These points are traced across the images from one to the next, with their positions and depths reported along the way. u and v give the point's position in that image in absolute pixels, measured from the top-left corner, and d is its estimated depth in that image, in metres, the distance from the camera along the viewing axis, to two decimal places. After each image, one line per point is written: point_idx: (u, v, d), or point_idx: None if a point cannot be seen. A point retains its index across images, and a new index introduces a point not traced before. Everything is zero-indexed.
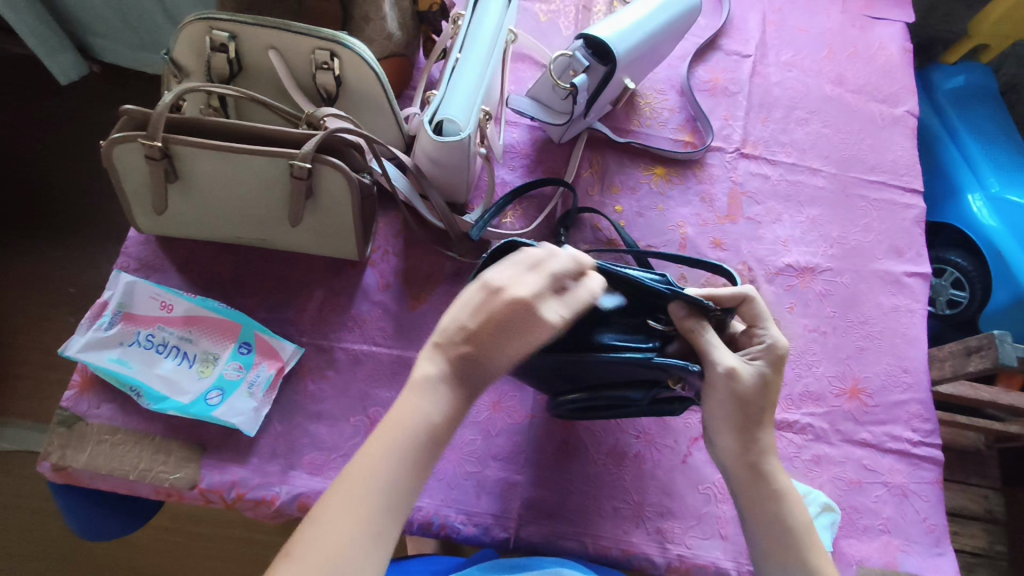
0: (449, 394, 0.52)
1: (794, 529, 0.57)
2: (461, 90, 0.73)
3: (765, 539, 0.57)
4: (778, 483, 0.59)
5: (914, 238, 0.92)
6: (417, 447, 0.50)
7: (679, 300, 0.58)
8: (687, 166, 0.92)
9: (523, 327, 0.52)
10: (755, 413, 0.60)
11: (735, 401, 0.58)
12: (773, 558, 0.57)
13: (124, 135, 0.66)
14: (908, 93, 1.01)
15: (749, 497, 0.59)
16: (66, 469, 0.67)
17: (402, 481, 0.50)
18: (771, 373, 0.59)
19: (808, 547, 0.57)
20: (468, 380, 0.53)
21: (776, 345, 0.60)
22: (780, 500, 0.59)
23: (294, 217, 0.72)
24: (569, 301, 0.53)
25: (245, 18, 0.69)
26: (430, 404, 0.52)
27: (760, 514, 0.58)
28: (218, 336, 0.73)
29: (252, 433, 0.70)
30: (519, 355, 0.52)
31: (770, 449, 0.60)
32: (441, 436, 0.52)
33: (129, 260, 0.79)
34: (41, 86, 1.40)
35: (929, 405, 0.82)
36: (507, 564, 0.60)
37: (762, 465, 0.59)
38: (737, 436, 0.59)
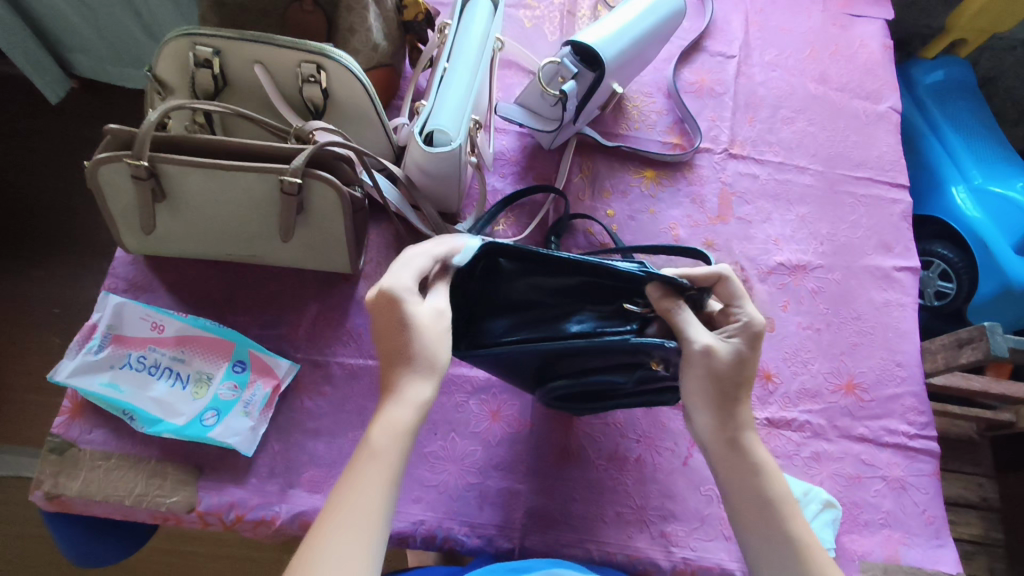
0: (395, 403, 0.53)
1: (770, 500, 0.57)
2: (450, 100, 0.73)
3: (742, 509, 0.58)
4: (756, 456, 0.59)
5: (902, 232, 0.93)
6: (394, 455, 0.51)
7: (655, 281, 0.58)
8: (677, 168, 0.92)
9: (386, 308, 0.54)
10: (731, 389, 0.59)
11: (712, 378, 0.58)
12: (750, 527, 0.57)
13: (110, 155, 0.65)
14: (890, 89, 1.03)
15: (728, 470, 0.59)
16: (58, 497, 0.66)
17: (366, 496, 0.49)
18: (747, 350, 0.59)
19: (787, 515, 0.57)
20: (405, 376, 0.53)
21: (752, 322, 0.59)
22: (759, 474, 0.58)
23: (285, 232, 0.71)
24: (406, 267, 0.54)
25: (229, 33, 0.68)
26: (384, 420, 0.52)
27: (737, 487, 0.59)
28: (211, 355, 0.72)
29: (249, 453, 0.69)
30: (404, 326, 0.53)
31: (747, 424, 0.60)
32: (400, 443, 0.52)
33: (117, 280, 0.77)
34: (17, 104, 1.38)
35: (923, 398, 0.83)
36: (506, 569, 0.59)
37: (740, 439, 0.60)
38: (714, 412, 0.59)
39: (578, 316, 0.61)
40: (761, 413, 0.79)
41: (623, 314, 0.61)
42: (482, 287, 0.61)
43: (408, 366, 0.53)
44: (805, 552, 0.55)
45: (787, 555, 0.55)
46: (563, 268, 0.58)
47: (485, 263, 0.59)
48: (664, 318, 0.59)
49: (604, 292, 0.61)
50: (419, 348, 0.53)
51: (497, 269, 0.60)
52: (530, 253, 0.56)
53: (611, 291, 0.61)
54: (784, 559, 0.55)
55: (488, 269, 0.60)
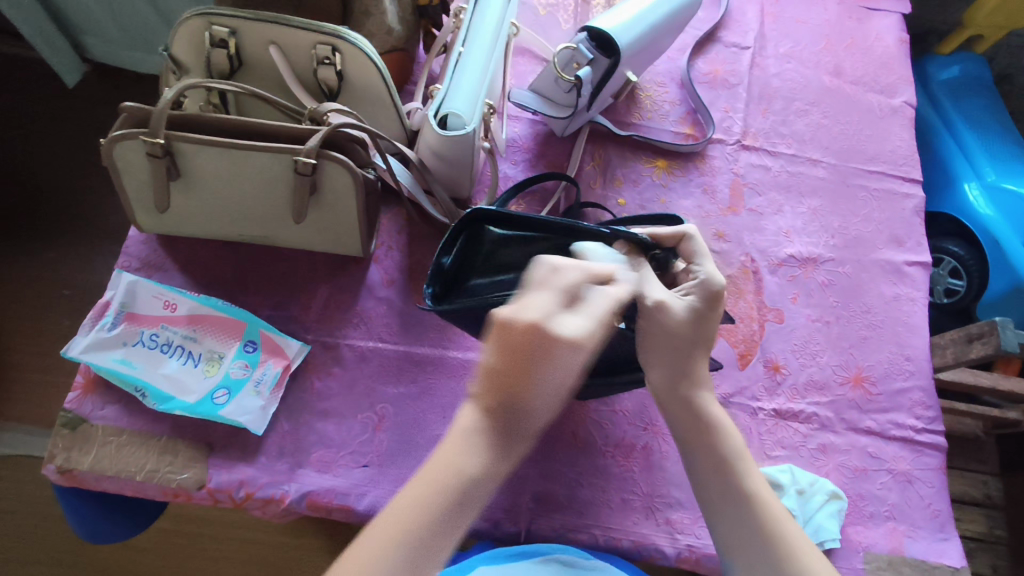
0: (501, 445, 0.49)
1: (727, 457, 0.57)
2: (466, 84, 0.73)
3: (697, 464, 0.58)
4: (710, 414, 0.59)
5: (913, 226, 0.92)
6: (461, 500, 0.47)
7: (619, 239, 0.60)
8: (689, 159, 0.92)
9: (552, 348, 0.48)
10: (686, 347, 0.58)
11: (665, 334, 0.57)
12: (703, 477, 0.57)
13: (125, 132, 0.65)
14: (905, 83, 1.02)
15: (684, 426, 0.59)
16: (70, 471, 0.66)
17: (446, 525, 0.47)
18: (703, 307, 0.57)
19: (742, 470, 0.57)
20: (521, 421, 0.49)
21: (710, 281, 0.58)
22: (712, 431, 0.58)
23: (297, 213, 0.72)
24: (583, 313, 0.51)
25: (246, 14, 0.68)
26: (471, 464, 0.48)
27: (693, 443, 0.58)
28: (222, 335, 0.73)
29: (259, 432, 0.69)
30: (553, 372, 0.48)
31: (703, 381, 0.60)
32: (482, 496, 0.49)
33: (131, 259, 0.78)
34: (30, 86, 1.39)
35: (931, 392, 0.83)
36: (510, 553, 0.60)
37: (694, 398, 0.59)
38: (668, 371, 0.58)
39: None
40: (769, 404, 0.79)
41: None
42: (463, 247, 0.66)
43: (531, 412, 0.49)
44: (759, 506, 0.55)
45: (740, 508, 0.55)
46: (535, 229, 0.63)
47: (469, 231, 0.65)
48: None
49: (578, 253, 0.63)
50: (547, 402, 0.49)
51: (479, 236, 0.65)
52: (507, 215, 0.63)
53: (582, 253, 0.63)
54: (742, 520, 0.54)
55: (473, 234, 0.66)
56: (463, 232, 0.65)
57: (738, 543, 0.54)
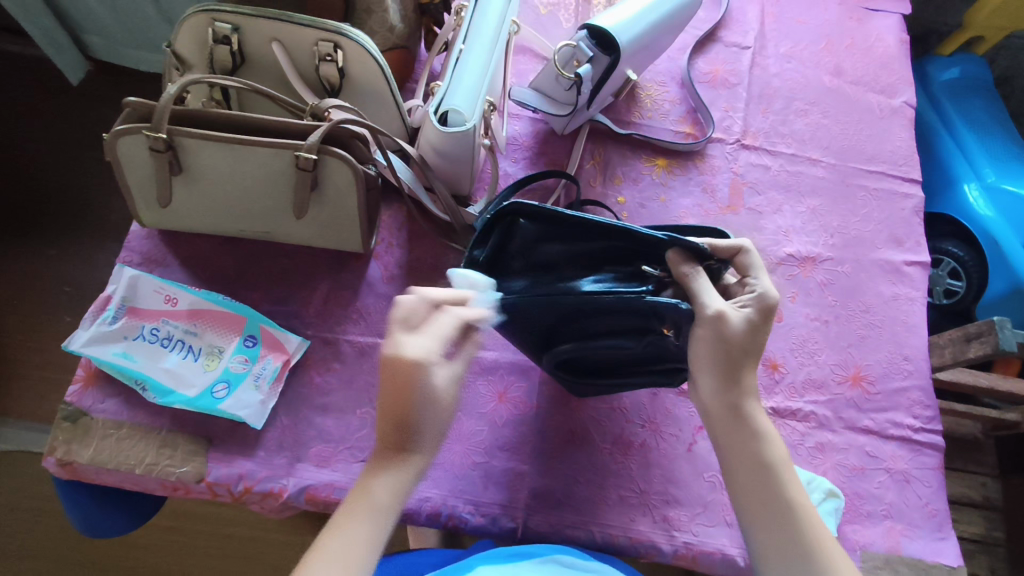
0: (407, 462, 0.54)
1: (770, 466, 0.57)
2: (466, 81, 0.73)
3: (737, 468, 0.58)
4: (758, 423, 0.59)
5: (913, 227, 0.93)
6: (373, 514, 0.51)
7: (675, 246, 0.58)
8: (689, 157, 0.92)
9: (404, 371, 0.52)
10: (739, 358, 0.58)
11: (721, 344, 0.57)
12: (744, 481, 0.57)
13: (128, 127, 0.65)
14: (905, 84, 1.02)
15: (728, 436, 0.59)
16: (70, 464, 0.67)
17: (361, 536, 0.50)
18: (759, 321, 0.57)
19: (784, 478, 0.56)
20: (421, 440, 0.54)
21: (766, 295, 0.58)
22: (759, 440, 0.58)
23: (299, 209, 0.72)
24: (429, 333, 0.54)
25: (248, 10, 0.69)
26: (378, 481, 0.53)
27: (735, 451, 0.58)
28: (223, 329, 0.73)
29: (259, 426, 0.70)
30: (416, 389, 0.52)
31: (751, 391, 0.60)
32: (394, 507, 0.52)
33: (132, 254, 0.78)
34: (34, 83, 1.39)
35: (929, 392, 0.83)
36: (508, 553, 0.59)
37: (742, 406, 0.59)
38: (718, 378, 0.58)
39: (596, 275, 0.61)
40: (767, 403, 0.79)
41: (640, 276, 0.61)
42: (502, 240, 0.65)
43: (428, 433, 0.54)
44: (798, 513, 0.55)
45: (781, 512, 0.55)
46: (580, 229, 0.60)
47: (504, 227, 0.65)
48: (681, 284, 0.58)
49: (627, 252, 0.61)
50: (434, 423, 0.54)
51: (515, 231, 0.64)
52: (551, 213, 0.59)
53: (628, 255, 0.61)
54: (781, 530, 0.54)
55: (509, 230, 0.65)
56: (494, 229, 0.65)
57: (774, 551, 0.54)
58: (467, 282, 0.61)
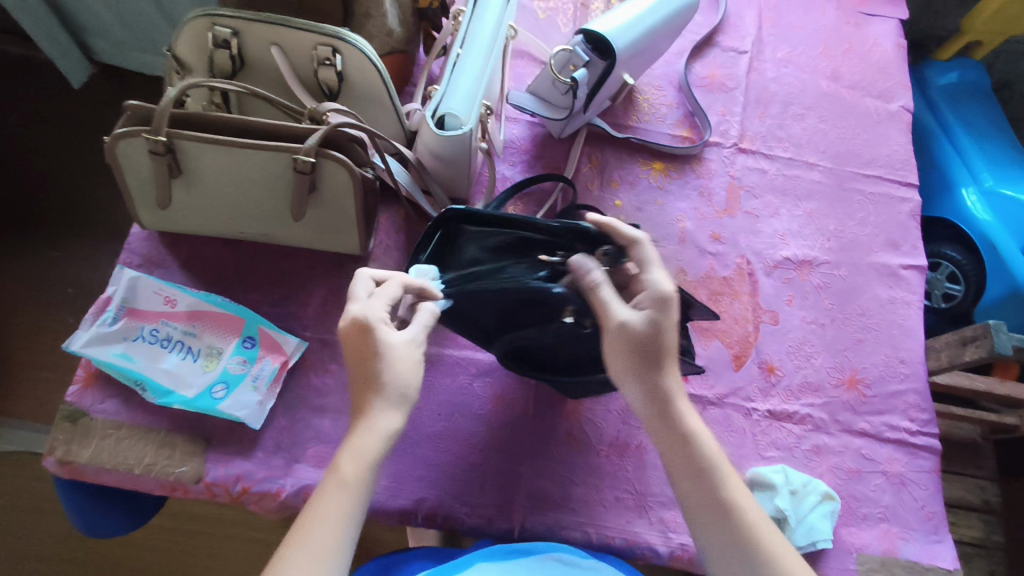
0: (373, 431, 0.53)
1: (705, 465, 0.56)
2: (463, 85, 0.74)
3: (676, 470, 0.57)
4: (686, 423, 0.57)
5: (909, 230, 0.93)
6: (348, 483, 0.51)
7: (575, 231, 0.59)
8: (686, 161, 0.93)
9: (354, 335, 0.55)
10: (652, 356, 0.56)
11: (626, 348, 0.56)
12: (686, 484, 0.56)
13: (128, 130, 0.66)
14: (902, 88, 1.03)
15: (662, 438, 0.58)
16: (70, 463, 0.67)
17: (337, 509, 0.50)
18: (659, 317, 0.56)
19: (721, 477, 0.55)
20: (379, 405, 0.53)
21: (662, 289, 0.56)
22: (690, 439, 0.57)
23: (297, 211, 0.73)
24: (375, 297, 0.57)
25: (247, 15, 0.69)
26: (352, 449, 0.52)
27: (669, 454, 0.57)
28: (222, 330, 0.74)
29: (256, 427, 0.70)
30: (369, 347, 0.54)
31: (678, 389, 0.58)
32: (369, 474, 0.52)
33: (133, 256, 0.79)
34: (37, 87, 1.40)
35: (926, 395, 0.83)
36: (509, 550, 0.59)
37: (671, 407, 0.57)
38: (637, 382, 0.57)
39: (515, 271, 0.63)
40: (763, 405, 0.79)
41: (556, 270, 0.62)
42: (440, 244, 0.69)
43: (387, 396, 0.54)
44: (735, 513, 0.54)
45: (720, 513, 0.54)
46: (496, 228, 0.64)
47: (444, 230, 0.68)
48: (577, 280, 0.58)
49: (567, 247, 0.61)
50: (398, 381, 0.54)
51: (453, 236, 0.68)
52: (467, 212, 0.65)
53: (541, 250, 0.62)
54: (721, 531, 0.53)
55: (448, 235, 0.69)
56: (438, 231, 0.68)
57: (721, 554, 0.53)
58: (420, 273, 0.64)
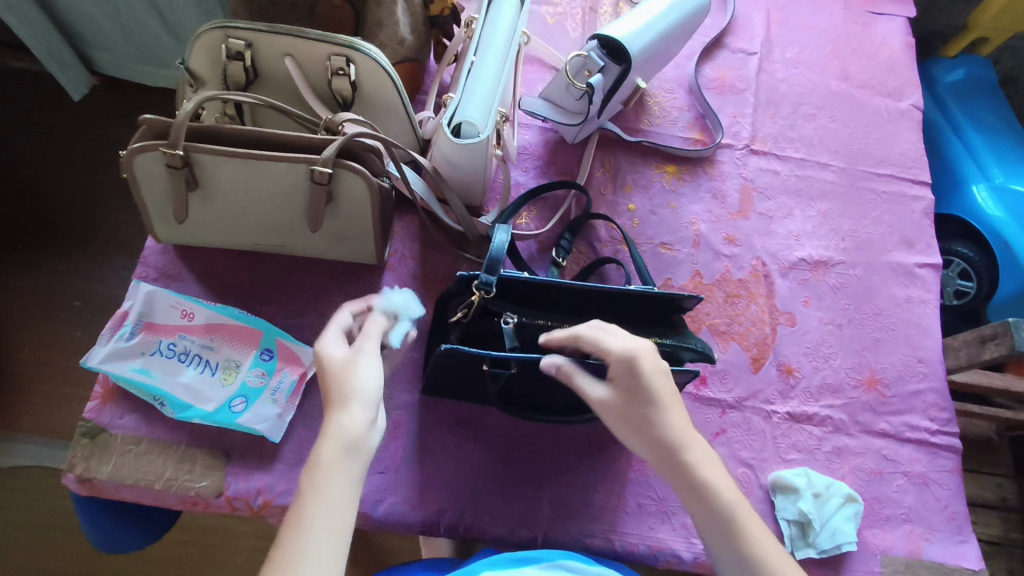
0: (332, 436, 0.51)
1: (726, 513, 0.55)
2: (479, 92, 0.73)
3: (700, 521, 0.56)
4: (701, 472, 0.56)
5: (923, 229, 0.93)
6: (317, 474, 0.50)
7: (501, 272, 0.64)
8: (698, 164, 0.93)
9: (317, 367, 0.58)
10: (652, 420, 0.56)
11: (620, 417, 0.58)
12: (711, 534, 0.55)
13: (145, 144, 0.66)
14: (912, 86, 1.03)
15: (678, 490, 0.57)
16: (90, 480, 0.67)
17: (315, 505, 0.48)
18: (636, 385, 0.56)
19: (742, 525, 0.55)
20: (336, 412, 0.53)
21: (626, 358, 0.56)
22: (707, 489, 0.56)
23: (314, 222, 0.72)
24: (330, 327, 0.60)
25: (261, 26, 0.69)
26: (322, 442, 0.51)
27: (687, 503, 0.57)
28: (240, 343, 0.73)
29: (277, 439, 0.70)
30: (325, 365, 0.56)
31: (691, 439, 0.57)
32: (343, 462, 0.50)
33: (148, 269, 0.78)
34: (41, 100, 1.40)
35: (945, 394, 0.83)
36: (512, 559, 0.57)
37: (683, 459, 0.56)
38: (645, 442, 0.57)
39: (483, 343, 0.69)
40: (783, 407, 0.79)
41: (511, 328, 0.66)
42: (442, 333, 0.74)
43: (343, 401, 0.53)
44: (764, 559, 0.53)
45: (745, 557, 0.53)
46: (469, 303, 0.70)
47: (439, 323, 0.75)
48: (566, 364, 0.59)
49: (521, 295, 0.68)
50: (354, 377, 0.55)
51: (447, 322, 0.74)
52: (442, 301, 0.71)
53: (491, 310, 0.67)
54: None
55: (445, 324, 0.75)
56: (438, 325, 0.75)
57: None
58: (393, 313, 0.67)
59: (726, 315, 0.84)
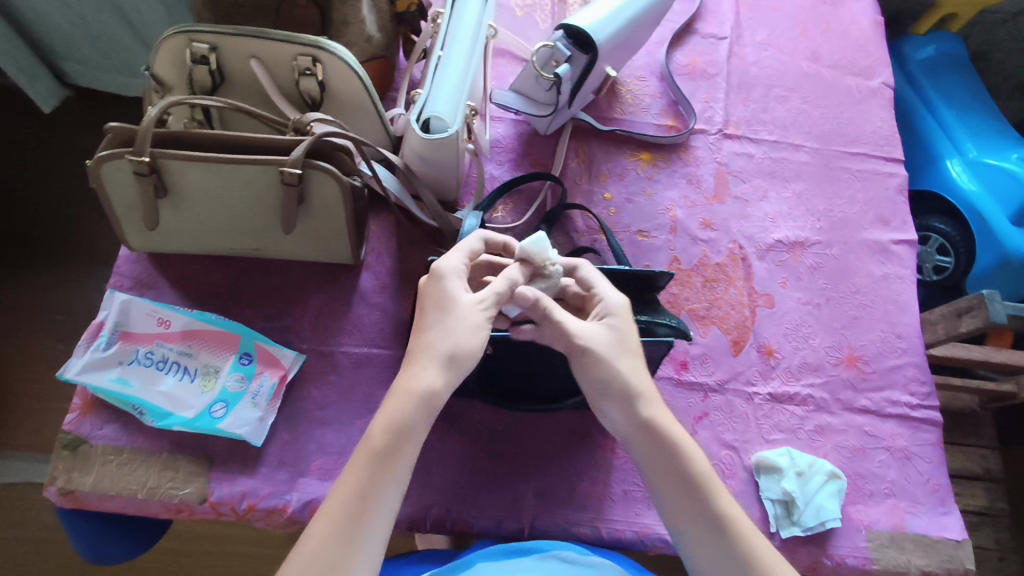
0: (409, 390, 0.52)
1: (697, 477, 0.54)
2: (447, 87, 0.73)
3: (665, 488, 0.54)
4: (673, 432, 0.55)
5: (898, 206, 0.94)
6: (388, 439, 0.51)
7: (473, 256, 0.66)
8: (673, 150, 0.93)
9: (434, 293, 0.56)
10: (625, 374, 0.56)
11: (596, 371, 0.55)
12: (680, 501, 0.54)
13: (111, 152, 0.65)
14: (883, 65, 1.03)
15: (647, 455, 0.55)
16: (72, 492, 0.67)
17: (384, 470, 0.50)
18: (619, 328, 0.58)
19: (712, 490, 0.54)
20: (421, 360, 0.53)
21: (612, 301, 0.59)
22: (678, 450, 0.55)
23: (287, 224, 0.72)
24: (455, 256, 0.58)
25: (224, 29, 0.69)
26: (401, 397, 0.52)
27: (654, 468, 0.55)
28: (218, 349, 0.73)
29: (258, 443, 0.70)
30: (442, 304, 0.55)
31: (658, 401, 0.57)
32: (415, 427, 0.52)
33: (122, 278, 0.78)
34: (13, 113, 1.38)
35: (924, 368, 0.84)
36: (507, 550, 0.58)
37: (655, 421, 0.55)
38: (620, 400, 0.55)
39: None
40: (764, 389, 0.80)
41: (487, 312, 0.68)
42: None
43: (429, 352, 0.53)
44: (730, 524, 0.53)
45: (713, 522, 0.53)
46: None
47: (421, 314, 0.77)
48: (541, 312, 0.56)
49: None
50: (457, 332, 0.54)
51: None
52: None
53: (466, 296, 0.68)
54: (722, 544, 0.52)
55: None
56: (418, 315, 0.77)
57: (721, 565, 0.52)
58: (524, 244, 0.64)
59: (705, 299, 0.84)
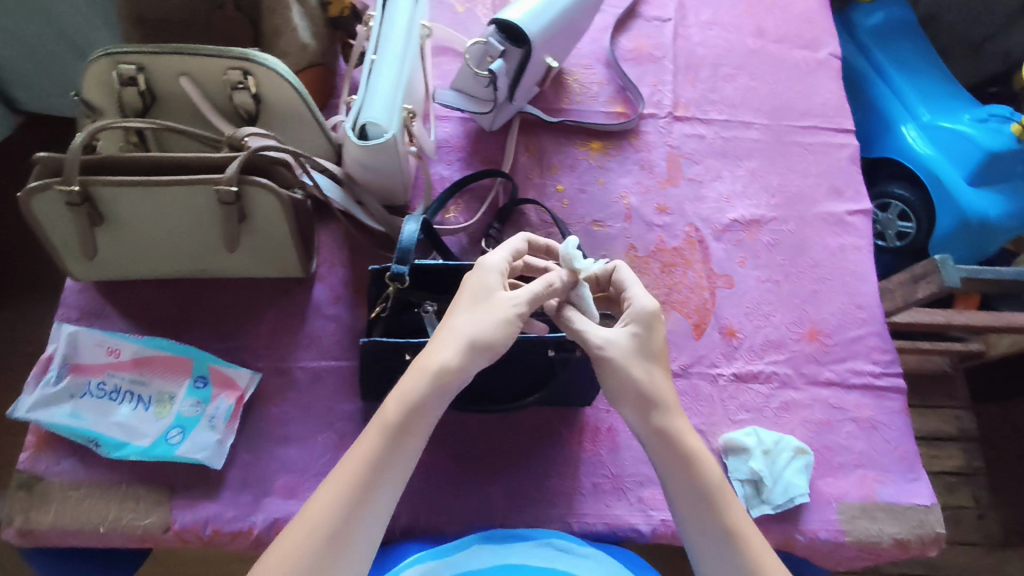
0: (425, 367, 0.52)
1: (709, 491, 0.52)
2: (381, 91, 0.72)
3: (680, 498, 0.53)
4: (690, 441, 0.54)
5: (851, 176, 0.94)
6: (405, 415, 0.50)
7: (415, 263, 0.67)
8: (623, 137, 0.92)
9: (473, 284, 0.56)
10: (643, 383, 0.54)
11: (615, 375, 0.54)
12: (690, 514, 0.52)
13: (41, 183, 0.64)
14: (828, 35, 1.03)
15: (662, 463, 0.53)
16: (32, 531, 0.65)
17: (394, 444, 0.50)
18: (643, 335, 0.55)
19: (723, 504, 0.52)
20: (443, 340, 0.52)
21: (643, 306, 0.56)
22: (693, 460, 0.53)
23: (231, 242, 0.71)
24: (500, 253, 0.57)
25: (149, 48, 0.67)
26: (421, 377, 0.51)
27: (668, 476, 0.53)
28: (172, 374, 0.72)
29: (219, 466, 0.69)
30: (480, 295, 0.55)
31: (677, 410, 0.55)
32: (431, 406, 0.51)
33: (70, 310, 0.76)
34: None
35: (886, 336, 0.84)
36: (503, 535, 0.61)
37: (671, 429, 0.54)
38: (634, 404, 0.54)
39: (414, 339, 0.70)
40: (728, 369, 0.80)
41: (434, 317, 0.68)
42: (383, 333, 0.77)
43: (452, 333, 0.53)
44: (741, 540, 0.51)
45: (721, 537, 0.51)
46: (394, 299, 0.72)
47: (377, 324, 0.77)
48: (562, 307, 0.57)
49: (436, 283, 0.69)
50: (485, 322, 0.53)
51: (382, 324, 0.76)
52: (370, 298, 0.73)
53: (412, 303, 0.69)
54: (727, 558, 0.50)
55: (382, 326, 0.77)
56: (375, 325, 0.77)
57: None
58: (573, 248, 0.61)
59: (663, 285, 0.84)
